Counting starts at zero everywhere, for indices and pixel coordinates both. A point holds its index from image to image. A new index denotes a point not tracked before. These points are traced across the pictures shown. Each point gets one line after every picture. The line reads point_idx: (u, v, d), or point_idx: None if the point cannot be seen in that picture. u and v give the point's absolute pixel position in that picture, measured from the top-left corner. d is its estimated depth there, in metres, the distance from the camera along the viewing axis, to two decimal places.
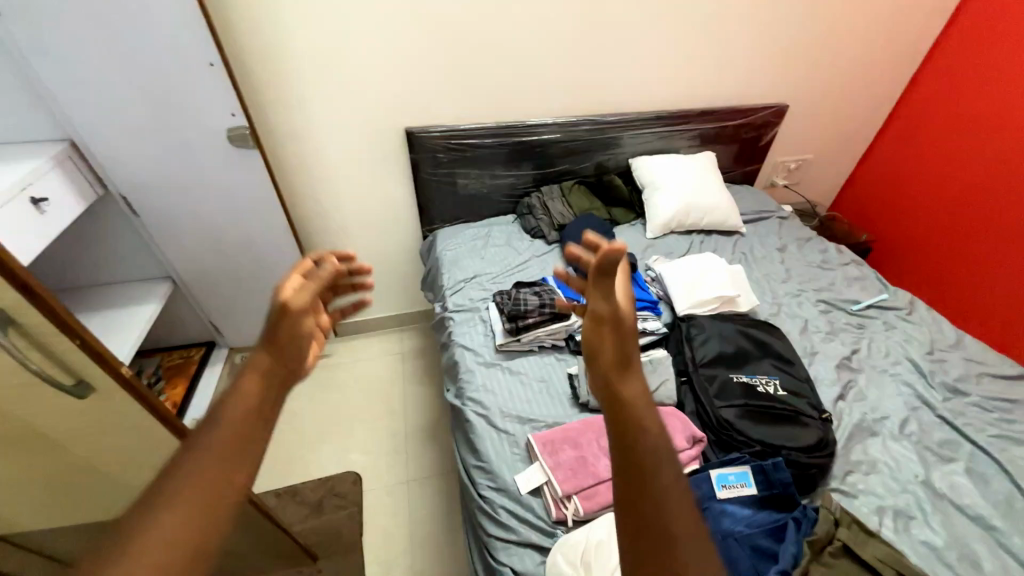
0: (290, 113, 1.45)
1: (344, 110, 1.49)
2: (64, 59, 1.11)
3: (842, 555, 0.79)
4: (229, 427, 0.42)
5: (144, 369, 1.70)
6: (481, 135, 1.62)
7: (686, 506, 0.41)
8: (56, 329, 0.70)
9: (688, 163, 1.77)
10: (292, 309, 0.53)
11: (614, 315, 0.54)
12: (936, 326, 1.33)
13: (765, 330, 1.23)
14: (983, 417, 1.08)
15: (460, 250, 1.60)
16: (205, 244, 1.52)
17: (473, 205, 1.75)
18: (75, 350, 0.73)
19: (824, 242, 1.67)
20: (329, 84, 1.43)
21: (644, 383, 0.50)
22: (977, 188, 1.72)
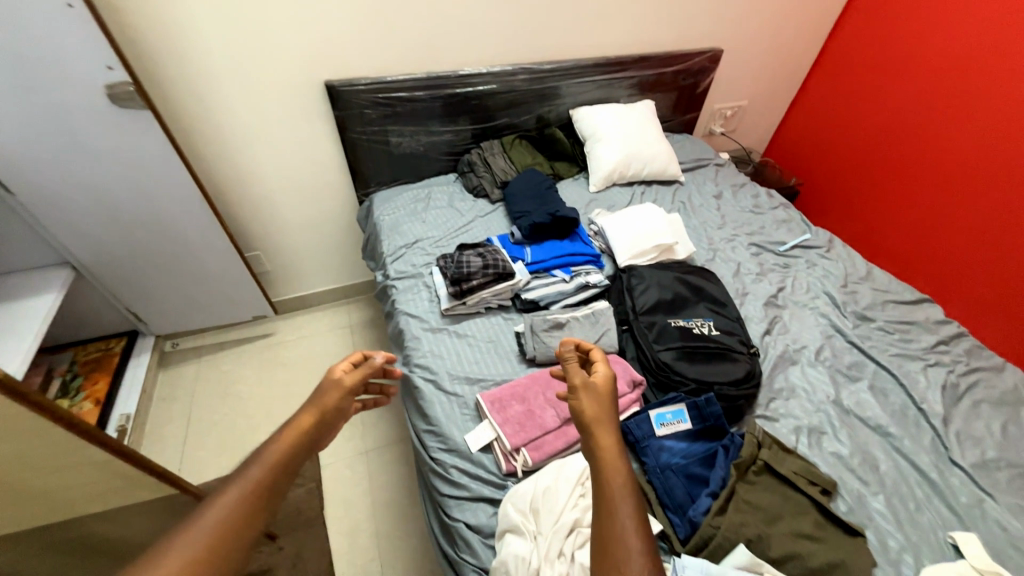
0: (184, 65, 1.27)
1: (249, 59, 1.32)
2: None
3: (764, 472, 0.87)
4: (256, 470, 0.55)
5: (57, 366, 1.54)
6: (411, 88, 1.50)
7: (639, 523, 0.51)
8: None
9: (628, 113, 1.75)
10: (338, 390, 0.68)
11: (589, 384, 0.66)
12: (850, 260, 1.45)
13: (701, 275, 1.28)
14: (886, 338, 1.21)
15: (400, 214, 1.52)
16: (105, 222, 1.35)
17: (411, 165, 1.66)
18: None
19: (756, 188, 1.74)
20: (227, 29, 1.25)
21: (617, 431, 0.60)
22: (890, 130, 1.80)
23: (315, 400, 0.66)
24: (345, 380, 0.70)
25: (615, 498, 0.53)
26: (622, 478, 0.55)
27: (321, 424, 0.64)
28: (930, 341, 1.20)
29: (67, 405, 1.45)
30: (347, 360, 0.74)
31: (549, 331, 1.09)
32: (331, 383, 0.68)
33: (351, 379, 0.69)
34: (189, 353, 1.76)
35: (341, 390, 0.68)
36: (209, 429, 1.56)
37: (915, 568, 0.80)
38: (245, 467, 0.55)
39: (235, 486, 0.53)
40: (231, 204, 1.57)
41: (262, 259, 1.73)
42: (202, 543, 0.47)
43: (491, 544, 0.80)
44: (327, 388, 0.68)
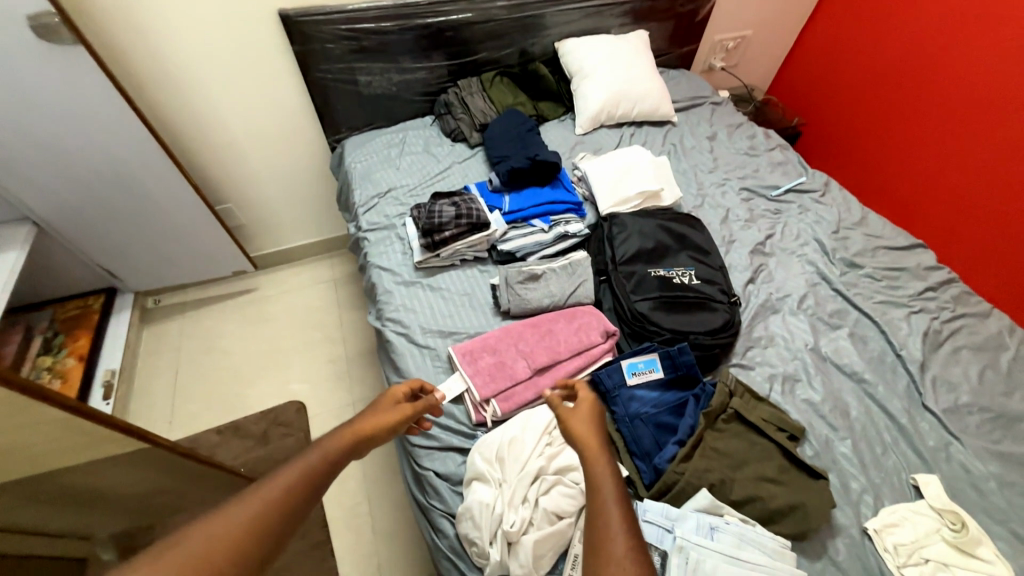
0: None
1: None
2: None
3: (733, 420, 0.87)
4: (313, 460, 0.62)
5: (36, 324, 1.52)
6: (377, 18, 1.37)
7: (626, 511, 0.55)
8: None
9: (618, 45, 1.61)
10: (397, 413, 0.76)
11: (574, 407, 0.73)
12: (845, 204, 1.38)
13: (686, 222, 1.23)
14: (873, 285, 1.17)
15: (372, 161, 1.44)
16: (58, 174, 1.28)
17: (383, 107, 1.54)
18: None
19: (753, 128, 1.63)
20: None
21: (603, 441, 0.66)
22: (904, 62, 1.65)
23: (371, 413, 0.73)
24: (402, 406, 0.78)
25: (601, 492, 0.58)
26: (613, 476, 0.60)
27: (372, 439, 0.70)
28: (919, 287, 1.17)
29: (51, 362, 1.45)
30: (405, 386, 0.83)
31: (523, 282, 1.06)
32: (388, 403, 0.77)
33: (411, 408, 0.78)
34: (171, 310, 1.74)
35: (397, 413, 0.76)
36: (196, 384, 1.58)
37: (873, 507, 0.82)
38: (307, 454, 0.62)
39: (293, 469, 0.59)
40: (194, 153, 1.48)
41: (235, 212, 1.66)
42: (251, 515, 0.53)
43: (459, 491, 0.81)
44: (385, 405, 0.76)
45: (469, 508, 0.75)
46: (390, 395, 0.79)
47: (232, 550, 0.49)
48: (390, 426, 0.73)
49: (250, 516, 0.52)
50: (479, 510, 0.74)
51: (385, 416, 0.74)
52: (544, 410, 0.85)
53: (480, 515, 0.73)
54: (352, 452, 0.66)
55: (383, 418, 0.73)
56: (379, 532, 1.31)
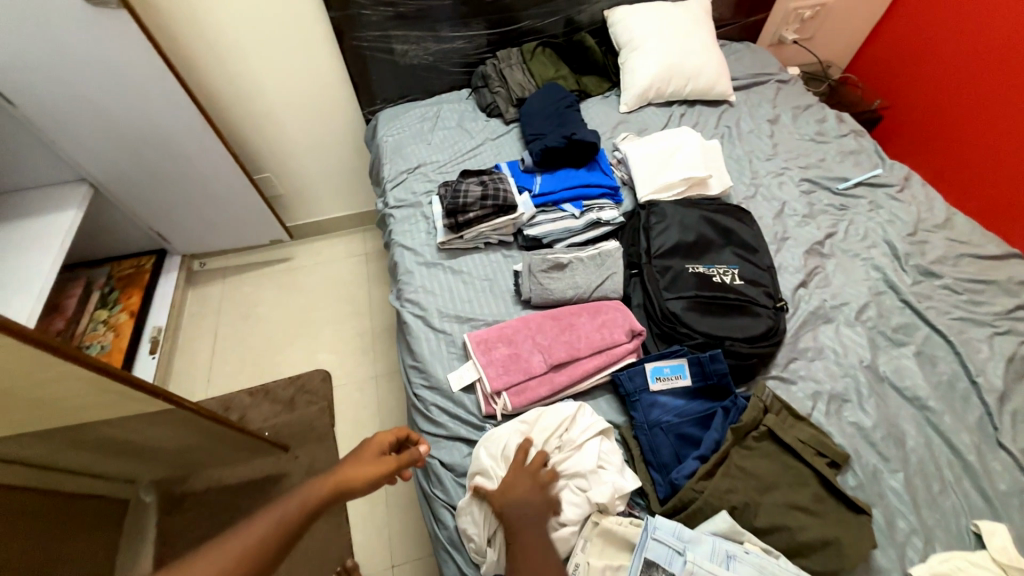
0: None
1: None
2: None
3: (766, 438, 0.79)
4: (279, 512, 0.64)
5: (96, 279, 1.64)
6: None
7: None
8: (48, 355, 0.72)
9: (675, 13, 1.46)
10: (372, 465, 0.72)
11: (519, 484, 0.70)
12: (927, 203, 1.20)
13: (733, 215, 1.11)
14: (951, 299, 1.02)
15: (403, 135, 1.40)
16: (111, 138, 1.34)
17: (419, 79, 1.49)
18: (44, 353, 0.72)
19: (824, 110, 1.45)
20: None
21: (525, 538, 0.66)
22: (1016, 36, 1.39)
23: (352, 463, 0.72)
24: (386, 457, 0.74)
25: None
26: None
27: (341, 492, 0.68)
28: (1008, 305, 1.01)
29: (106, 316, 1.56)
30: (394, 432, 0.78)
31: (547, 271, 1.00)
32: (371, 453, 0.73)
33: (388, 463, 0.72)
34: (214, 273, 1.82)
35: (378, 466, 0.72)
36: (233, 346, 1.66)
37: (922, 552, 0.73)
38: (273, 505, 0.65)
39: (266, 519, 0.63)
40: (235, 121, 1.51)
41: (273, 182, 1.70)
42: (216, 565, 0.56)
43: (463, 483, 0.80)
44: (368, 454, 0.74)
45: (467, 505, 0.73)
46: (376, 442, 0.76)
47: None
48: (369, 482, 0.71)
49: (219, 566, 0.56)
50: (481, 508, 0.72)
51: (365, 469, 0.71)
52: (552, 410, 0.80)
53: (482, 511, 0.72)
54: (323, 503, 0.67)
55: (362, 470, 0.71)
56: (393, 505, 1.33)
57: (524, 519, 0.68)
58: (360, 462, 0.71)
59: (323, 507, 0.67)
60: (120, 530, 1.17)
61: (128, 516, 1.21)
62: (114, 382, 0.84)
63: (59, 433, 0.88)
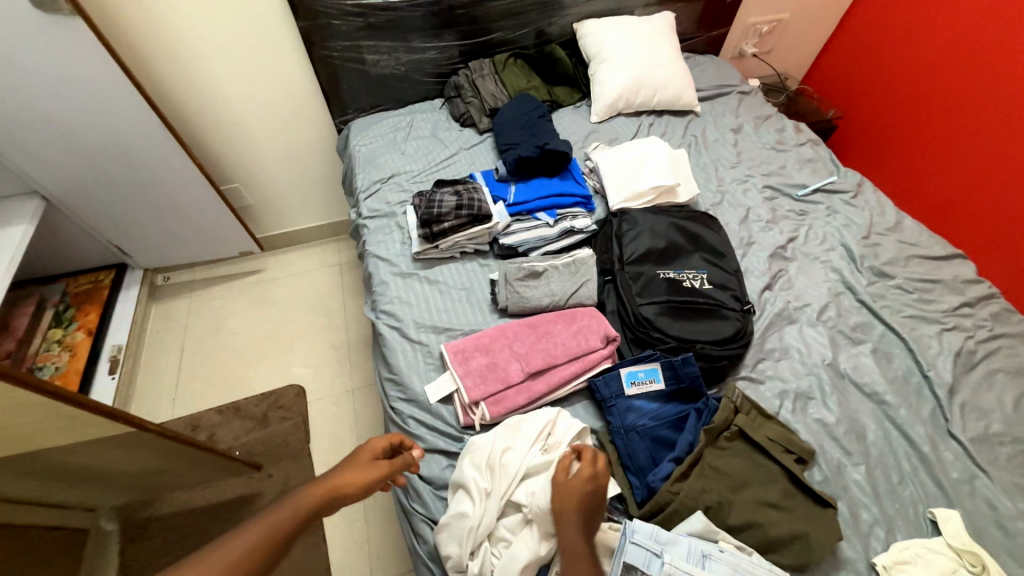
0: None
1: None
2: None
3: (736, 438, 0.81)
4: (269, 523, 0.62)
5: (49, 297, 1.55)
6: None
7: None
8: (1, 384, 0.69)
9: (641, 27, 1.50)
10: (366, 472, 0.72)
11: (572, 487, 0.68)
12: (878, 207, 1.28)
13: (702, 221, 1.15)
14: (902, 298, 1.08)
15: (377, 145, 1.39)
16: (66, 149, 1.28)
17: (391, 88, 1.49)
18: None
19: (783, 120, 1.52)
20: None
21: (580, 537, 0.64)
22: (956, 53, 1.50)
23: (347, 469, 0.71)
24: (379, 463, 0.73)
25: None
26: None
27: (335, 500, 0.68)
28: (954, 302, 1.08)
29: (61, 335, 1.48)
30: (387, 438, 0.78)
31: (523, 280, 1.01)
32: (365, 458, 0.73)
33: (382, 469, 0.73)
34: (179, 288, 1.75)
35: (372, 472, 0.72)
36: (200, 363, 1.59)
37: (884, 541, 0.76)
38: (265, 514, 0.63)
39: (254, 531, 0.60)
40: (200, 131, 1.46)
41: (241, 192, 1.65)
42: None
43: (442, 496, 0.79)
44: (362, 460, 0.73)
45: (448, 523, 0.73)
46: (370, 448, 0.75)
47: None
48: (363, 488, 0.70)
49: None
50: (460, 523, 0.71)
51: (359, 474, 0.71)
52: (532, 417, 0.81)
53: (460, 526, 0.71)
54: (317, 511, 0.66)
55: (356, 476, 0.70)
56: (372, 521, 1.30)
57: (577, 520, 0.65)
58: (355, 467, 0.71)
59: (318, 512, 0.66)
60: (80, 561, 1.11)
61: (88, 544, 1.15)
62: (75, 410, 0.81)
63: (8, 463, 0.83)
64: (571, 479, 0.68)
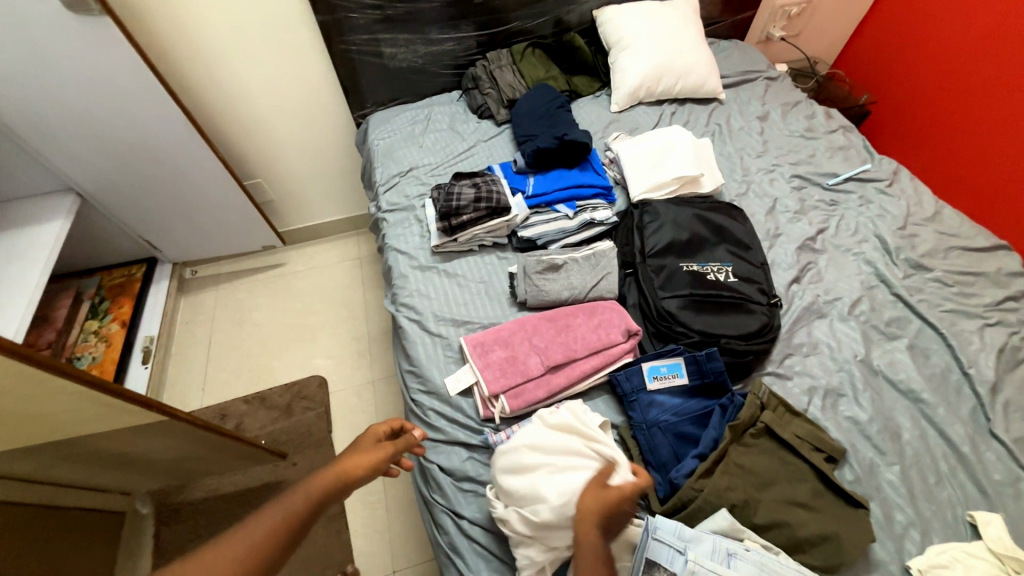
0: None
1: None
2: None
3: (763, 434, 0.79)
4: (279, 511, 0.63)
5: (85, 290, 1.61)
6: None
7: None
8: (42, 374, 0.72)
9: (664, 12, 1.46)
10: (370, 453, 0.73)
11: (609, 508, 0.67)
12: (916, 196, 1.22)
13: (726, 213, 1.12)
14: (941, 292, 1.03)
15: (395, 138, 1.40)
16: (98, 147, 1.32)
17: (409, 81, 1.49)
18: (40, 374, 0.72)
19: (813, 106, 1.46)
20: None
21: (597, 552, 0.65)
22: (1001, 30, 1.41)
23: (352, 453, 0.72)
24: (383, 444, 0.75)
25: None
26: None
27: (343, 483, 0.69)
28: (997, 296, 1.02)
29: (97, 326, 1.54)
30: (388, 422, 0.79)
31: (542, 273, 1.00)
32: (369, 442, 0.74)
33: (386, 449, 0.74)
34: (206, 281, 1.80)
35: (377, 454, 0.73)
36: (227, 354, 1.64)
37: (919, 544, 0.73)
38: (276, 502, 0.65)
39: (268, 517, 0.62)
40: (223, 128, 1.49)
41: (264, 187, 1.68)
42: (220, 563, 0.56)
43: (463, 488, 0.80)
44: (366, 445, 0.74)
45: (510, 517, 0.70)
46: (372, 432, 0.77)
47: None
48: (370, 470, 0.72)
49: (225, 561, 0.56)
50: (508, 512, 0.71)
51: (366, 456, 0.72)
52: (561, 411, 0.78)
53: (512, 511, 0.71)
54: (328, 495, 0.67)
55: (362, 458, 0.72)
56: (393, 510, 1.33)
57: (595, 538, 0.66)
58: (358, 451, 0.72)
59: (328, 498, 0.67)
60: (118, 542, 1.16)
61: (126, 527, 1.20)
62: (110, 398, 0.84)
63: (52, 449, 0.87)
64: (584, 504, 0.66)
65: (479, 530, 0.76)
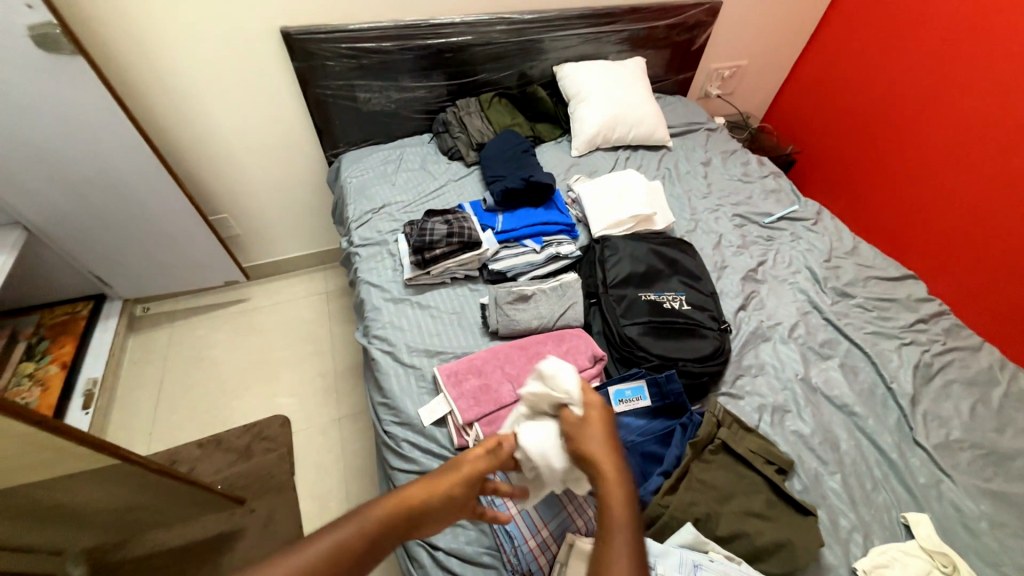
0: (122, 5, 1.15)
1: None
2: None
3: (720, 451, 0.85)
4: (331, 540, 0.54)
5: (22, 329, 1.50)
6: (378, 37, 1.38)
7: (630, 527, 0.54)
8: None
9: (616, 70, 1.63)
10: (453, 479, 0.63)
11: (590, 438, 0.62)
12: (837, 233, 1.39)
13: (678, 247, 1.23)
14: (864, 316, 1.17)
15: (367, 177, 1.44)
16: (54, 181, 1.28)
17: (382, 123, 1.56)
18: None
19: (747, 155, 1.65)
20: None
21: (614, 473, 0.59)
22: (899, 95, 1.68)
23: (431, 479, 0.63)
24: (467, 469, 0.65)
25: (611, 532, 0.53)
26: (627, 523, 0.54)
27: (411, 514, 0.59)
28: (909, 319, 1.17)
29: (33, 369, 1.43)
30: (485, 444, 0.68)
31: (512, 303, 1.05)
32: (456, 470, 0.64)
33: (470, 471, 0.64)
34: (160, 318, 1.72)
35: (458, 483, 0.64)
36: (180, 395, 1.55)
37: (862, 547, 0.80)
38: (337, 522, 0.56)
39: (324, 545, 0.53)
40: (191, 164, 1.49)
41: (230, 223, 1.66)
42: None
43: (439, 519, 0.80)
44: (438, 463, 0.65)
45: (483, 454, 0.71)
46: (464, 455, 0.67)
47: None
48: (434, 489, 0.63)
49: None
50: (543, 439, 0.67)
51: (443, 483, 0.63)
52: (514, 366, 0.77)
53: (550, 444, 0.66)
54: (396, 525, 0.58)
55: (439, 486, 0.62)
56: None
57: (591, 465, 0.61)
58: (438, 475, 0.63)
59: (400, 529, 0.59)
60: None
61: None
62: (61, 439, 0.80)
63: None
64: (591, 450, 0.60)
65: (456, 560, 0.76)
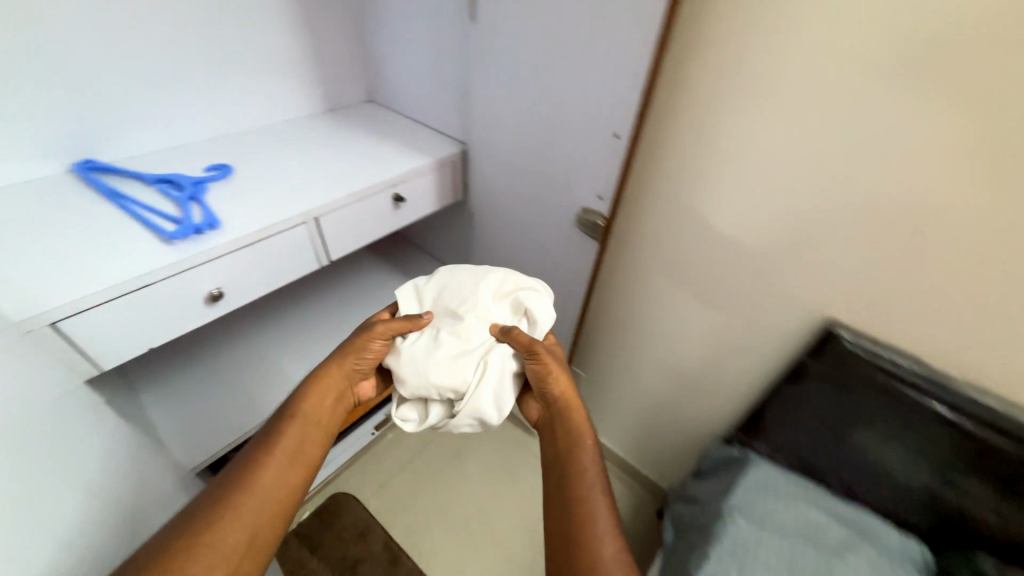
0: (670, 222, 0.93)
1: (753, 249, 0.85)
2: (493, 82, 0.97)
3: None
4: (295, 447, 0.77)
5: None
6: (993, 421, 0.73)
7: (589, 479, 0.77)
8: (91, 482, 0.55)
9: None
10: (369, 343, 0.85)
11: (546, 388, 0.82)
12: None
13: None
14: None
15: (767, 545, 0.85)
16: None
17: (854, 478, 0.93)
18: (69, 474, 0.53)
19: None
20: (764, 213, 0.80)
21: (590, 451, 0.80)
22: None
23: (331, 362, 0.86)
24: (381, 340, 0.85)
25: (585, 473, 0.78)
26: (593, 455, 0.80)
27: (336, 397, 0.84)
28: None
29: None
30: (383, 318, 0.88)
31: None
32: (357, 347, 0.85)
33: (381, 337, 0.84)
34: None
35: (362, 356, 0.86)
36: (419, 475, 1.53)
37: None
38: (278, 434, 0.77)
39: (290, 445, 0.76)
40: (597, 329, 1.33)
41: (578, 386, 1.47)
42: (273, 493, 0.72)
43: None
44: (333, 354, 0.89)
45: (440, 387, 0.76)
46: (369, 336, 0.85)
47: (260, 512, 0.69)
48: (340, 402, 0.85)
49: (265, 496, 0.71)
50: (463, 342, 0.80)
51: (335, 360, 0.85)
52: None
53: (502, 356, 0.79)
54: (322, 410, 0.82)
55: (334, 370, 0.85)
56: None
57: (560, 411, 0.84)
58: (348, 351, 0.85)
59: (332, 411, 0.83)
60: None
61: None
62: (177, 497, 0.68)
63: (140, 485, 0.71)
64: (561, 385, 0.83)
65: None
